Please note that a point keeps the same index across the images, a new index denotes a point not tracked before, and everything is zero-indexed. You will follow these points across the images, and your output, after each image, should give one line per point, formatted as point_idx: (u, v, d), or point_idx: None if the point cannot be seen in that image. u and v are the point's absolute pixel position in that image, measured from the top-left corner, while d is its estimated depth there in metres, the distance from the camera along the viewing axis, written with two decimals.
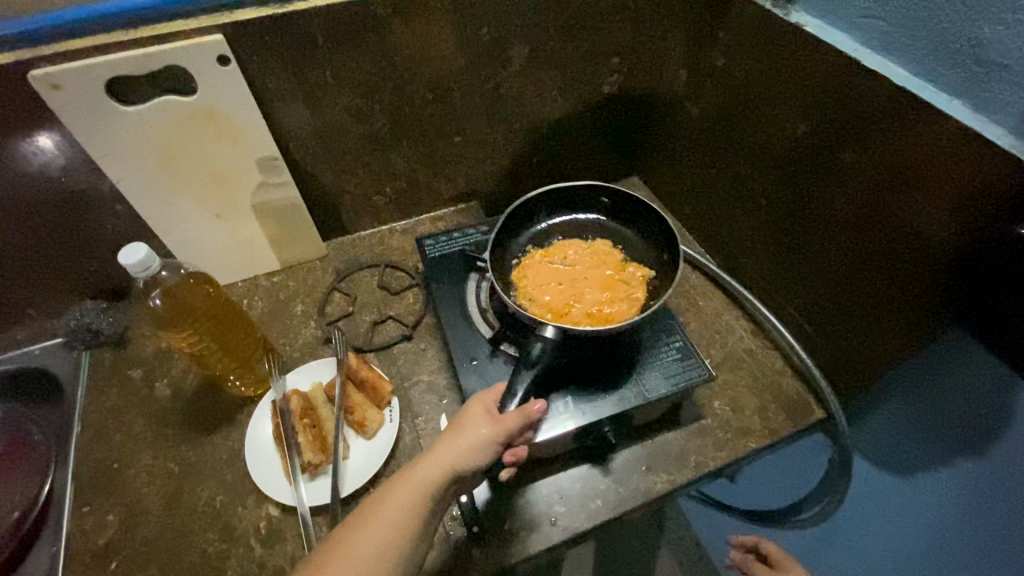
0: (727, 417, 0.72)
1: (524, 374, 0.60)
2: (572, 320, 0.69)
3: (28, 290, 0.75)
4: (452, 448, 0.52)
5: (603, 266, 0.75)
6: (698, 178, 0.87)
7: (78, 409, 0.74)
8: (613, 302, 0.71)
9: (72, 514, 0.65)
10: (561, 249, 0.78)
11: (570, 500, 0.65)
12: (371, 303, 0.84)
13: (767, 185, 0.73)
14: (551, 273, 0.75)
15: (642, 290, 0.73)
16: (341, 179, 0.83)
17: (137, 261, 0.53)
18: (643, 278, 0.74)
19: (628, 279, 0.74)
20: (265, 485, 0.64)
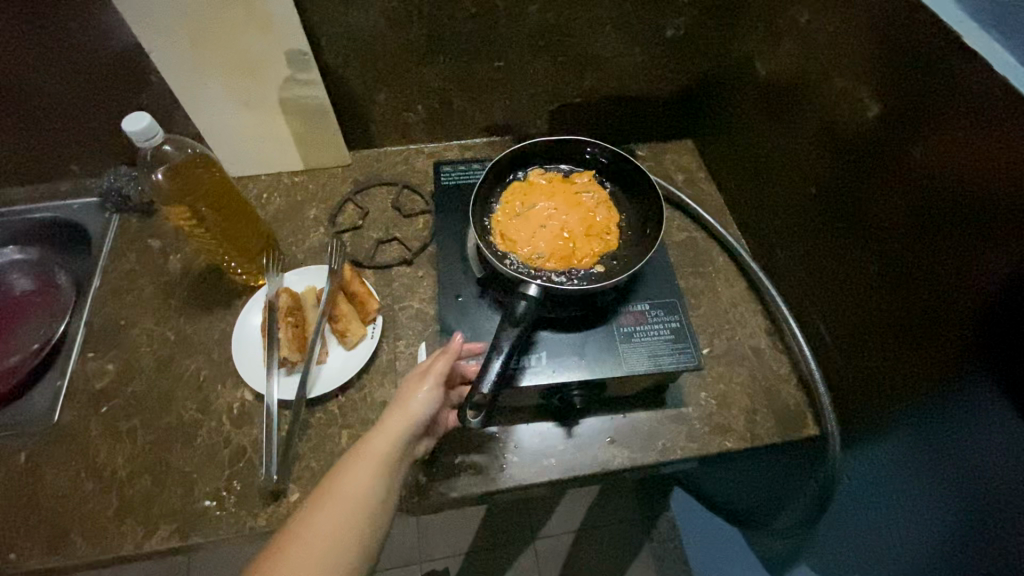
0: (711, 410, 0.68)
1: (507, 330, 0.57)
2: (586, 251, 0.64)
3: (73, 144, 0.81)
4: (408, 414, 0.53)
5: (555, 188, 0.70)
6: (754, 152, 0.78)
7: (99, 265, 0.79)
8: (594, 213, 0.67)
9: (79, 356, 0.71)
10: (509, 203, 0.68)
11: (524, 453, 0.64)
12: (381, 222, 0.84)
13: (822, 176, 0.65)
14: (519, 225, 0.66)
15: (600, 188, 0.70)
16: (371, 88, 0.80)
17: (139, 131, 0.54)
18: (591, 178, 0.71)
19: (583, 188, 0.69)
20: (246, 371, 0.68)
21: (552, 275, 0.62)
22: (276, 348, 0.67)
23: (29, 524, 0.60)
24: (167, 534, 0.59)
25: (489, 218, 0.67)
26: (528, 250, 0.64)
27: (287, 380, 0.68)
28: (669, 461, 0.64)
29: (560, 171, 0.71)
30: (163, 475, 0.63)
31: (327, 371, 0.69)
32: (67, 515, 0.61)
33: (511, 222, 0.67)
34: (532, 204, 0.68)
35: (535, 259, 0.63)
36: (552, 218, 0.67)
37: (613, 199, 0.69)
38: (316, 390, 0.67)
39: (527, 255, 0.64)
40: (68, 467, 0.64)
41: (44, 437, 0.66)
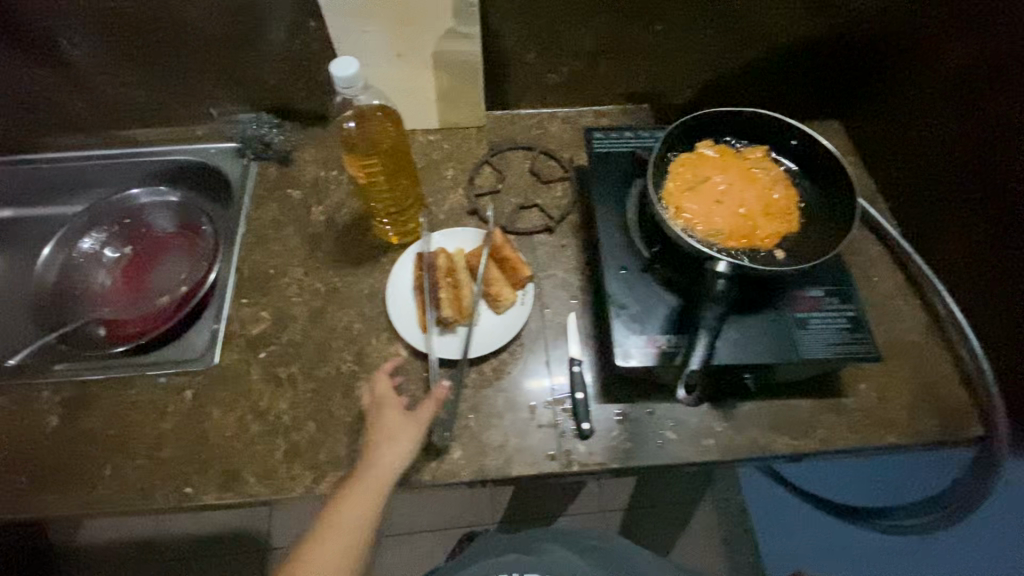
0: (870, 403, 0.66)
1: None
2: (765, 232, 0.62)
3: (217, 87, 0.80)
4: (393, 448, 0.58)
5: (727, 163, 0.67)
6: (912, 131, 0.75)
7: (243, 212, 0.78)
8: (771, 192, 0.65)
9: (233, 302, 0.72)
10: (681, 175, 0.66)
11: (682, 431, 0.64)
12: (519, 187, 0.82)
13: (982, 146, 0.65)
14: (692, 200, 0.64)
15: (775, 166, 0.67)
16: (524, 46, 0.78)
17: (343, 77, 0.52)
18: (764, 154, 0.67)
19: (758, 165, 0.67)
20: (403, 328, 0.68)
21: (736, 254, 0.60)
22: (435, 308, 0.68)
23: (202, 459, 0.62)
24: (335, 480, 0.61)
25: (659, 189, 0.65)
26: (706, 227, 0.62)
27: (444, 340, 0.68)
28: (828, 451, 0.63)
29: (732, 145, 0.68)
30: (325, 423, 0.64)
31: (480, 335, 0.69)
32: (237, 454, 0.62)
33: (685, 195, 0.64)
34: (705, 178, 0.65)
35: (714, 236, 0.61)
36: (727, 194, 0.64)
37: (792, 179, 0.66)
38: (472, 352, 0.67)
39: (705, 231, 0.62)
40: (233, 408, 0.65)
41: (208, 377, 0.67)
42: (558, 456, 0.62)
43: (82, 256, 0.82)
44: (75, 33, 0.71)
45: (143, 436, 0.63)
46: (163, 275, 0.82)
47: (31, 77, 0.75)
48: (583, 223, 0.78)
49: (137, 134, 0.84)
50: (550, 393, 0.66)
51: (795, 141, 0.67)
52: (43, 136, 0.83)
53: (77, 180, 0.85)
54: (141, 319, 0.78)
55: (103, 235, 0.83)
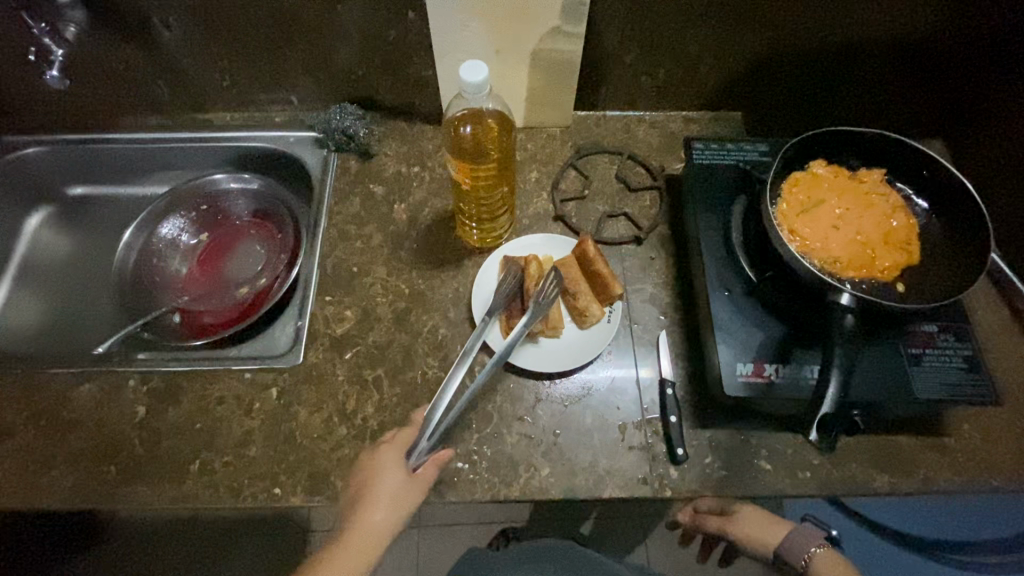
0: (975, 444, 0.63)
1: None
2: (885, 263, 0.59)
3: (302, 75, 0.78)
4: (389, 507, 0.56)
5: (843, 184, 0.64)
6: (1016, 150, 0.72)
7: (325, 206, 0.77)
8: (890, 219, 0.62)
9: (317, 298, 0.70)
10: (795, 196, 0.63)
11: (778, 461, 0.62)
12: (606, 193, 0.79)
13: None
14: (807, 223, 0.61)
15: (893, 192, 0.64)
16: (623, 47, 0.75)
17: (470, 82, 0.52)
18: (882, 178, 0.64)
19: (876, 189, 0.64)
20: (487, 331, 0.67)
21: (854, 285, 0.58)
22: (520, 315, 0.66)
23: (288, 461, 0.61)
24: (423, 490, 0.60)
25: (773, 209, 0.62)
26: (823, 254, 0.60)
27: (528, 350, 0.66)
28: (931, 491, 0.61)
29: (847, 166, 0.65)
30: None
31: (567, 349, 0.67)
32: (324, 457, 0.61)
33: (800, 218, 0.61)
34: (821, 200, 0.63)
35: (831, 263, 0.59)
36: (844, 218, 0.62)
37: (913, 208, 0.64)
38: (561, 366, 0.65)
39: (822, 258, 0.59)
40: (319, 410, 0.64)
41: (293, 375, 0.66)
42: (648, 480, 0.61)
43: (163, 241, 0.83)
44: (170, 14, 0.70)
45: (230, 432, 0.63)
46: (242, 264, 0.82)
47: (122, 58, 0.75)
48: (673, 236, 0.75)
49: (215, 118, 0.83)
50: (640, 413, 0.64)
51: (924, 172, 0.64)
52: (123, 116, 0.82)
53: (151, 162, 0.84)
54: (217, 310, 0.78)
55: (182, 222, 0.84)
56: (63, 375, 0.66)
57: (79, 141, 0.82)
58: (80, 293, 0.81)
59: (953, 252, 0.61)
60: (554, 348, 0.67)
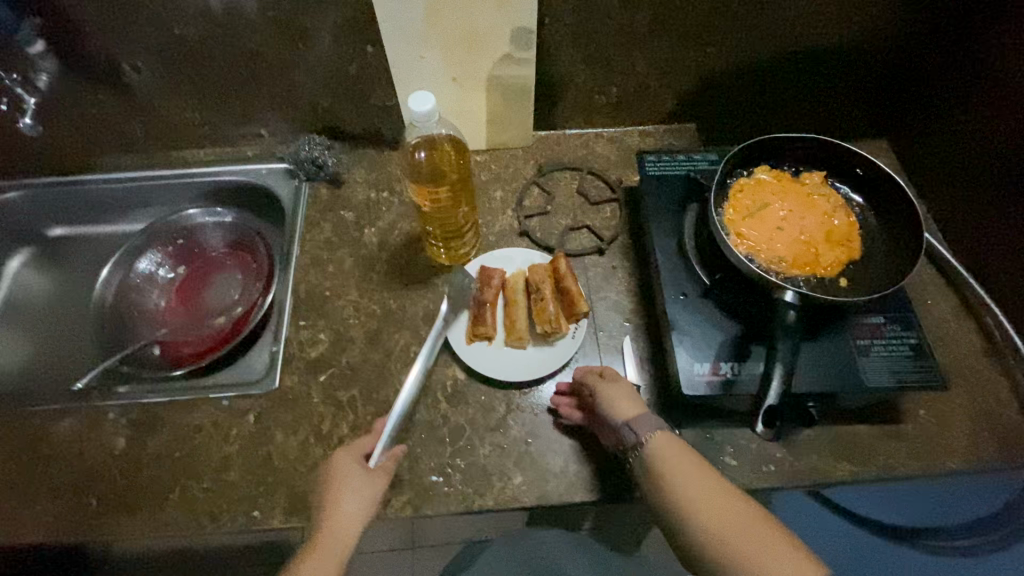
0: (931, 429, 0.66)
1: (784, 342, 0.56)
2: (828, 259, 0.62)
3: (271, 110, 0.82)
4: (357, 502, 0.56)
5: (786, 188, 0.67)
6: (956, 146, 0.76)
7: (297, 233, 0.79)
8: (831, 218, 0.65)
9: (291, 323, 0.73)
10: (740, 202, 0.66)
11: (743, 457, 0.63)
12: (567, 208, 0.82)
13: (1008, 142, 0.68)
14: (752, 226, 0.64)
15: (833, 192, 0.68)
16: (575, 69, 0.79)
17: (419, 111, 0.56)
18: (822, 180, 0.68)
19: (817, 190, 0.67)
20: (460, 345, 0.69)
21: (799, 282, 0.61)
22: (489, 326, 0.69)
23: (266, 483, 0.62)
24: (399, 504, 0.61)
25: (720, 215, 0.65)
26: (769, 255, 0.63)
27: (500, 359, 0.69)
28: (891, 477, 0.63)
29: (788, 171, 0.69)
30: None
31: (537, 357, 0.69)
32: (301, 478, 0.62)
33: (746, 222, 0.65)
34: (765, 204, 0.66)
35: (777, 263, 0.62)
36: (788, 219, 0.65)
37: (853, 207, 0.67)
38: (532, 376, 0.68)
39: (768, 257, 0.62)
40: (295, 432, 0.66)
41: (270, 399, 0.68)
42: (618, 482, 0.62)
43: (140, 277, 0.85)
44: (140, 59, 0.73)
45: (209, 458, 0.64)
46: (218, 294, 0.84)
47: (96, 102, 0.78)
48: (633, 245, 0.78)
49: (188, 155, 0.86)
50: None
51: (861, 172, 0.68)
52: (98, 157, 0.85)
53: (127, 200, 0.87)
54: (194, 340, 0.80)
55: (159, 257, 0.86)
56: (44, 412, 0.68)
57: (56, 183, 0.85)
58: (60, 331, 0.83)
59: (892, 245, 0.64)
60: (523, 357, 0.69)
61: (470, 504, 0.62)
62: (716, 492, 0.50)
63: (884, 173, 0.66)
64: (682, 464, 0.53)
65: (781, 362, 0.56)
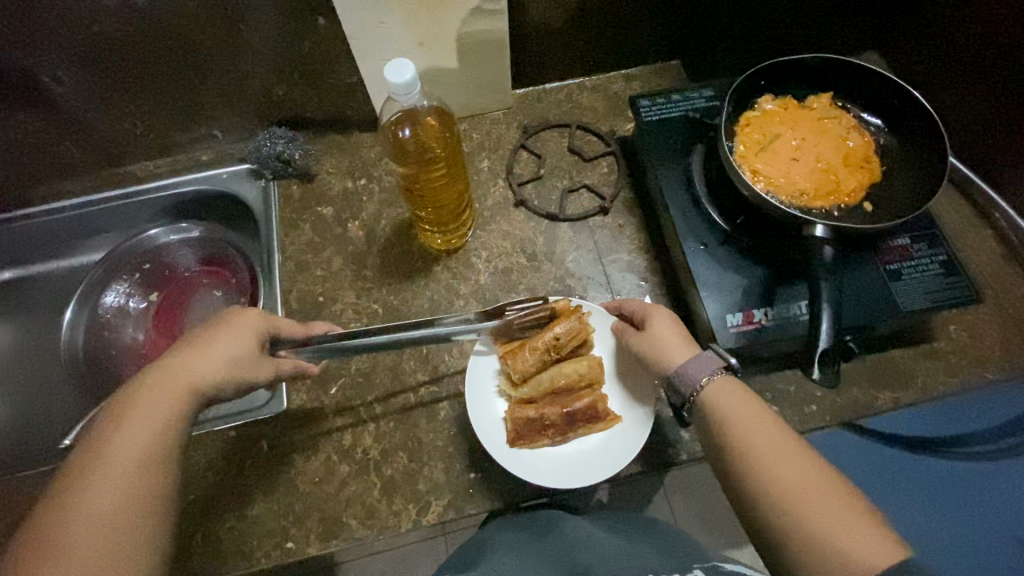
0: (964, 343, 0.65)
1: (824, 284, 0.53)
2: (849, 185, 0.59)
3: (221, 106, 0.73)
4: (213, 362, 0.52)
5: (794, 115, 0.63)
6: (951, 48, 0.73)
7: (274, 238, 0.73)
8: (845, 142, 0.62)
9: None
10: (750, 136, 0.62)
11: (784, 401, 0.61)
12: (562, 169, 0.76)
13: (1016, 35, 0.65)
14: (768, 161, 0.60)
15: (843, 113, 0.64)
16: (550, 16, 0.72)
17: (398, 82, 0.50)
18: (830, 102, 0.64)
19: (827, 114, 0.63)
20: (615, 461, 0.56)
21: (824, 214, 0.58)
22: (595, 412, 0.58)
23: (296, 511, 0.58)
24: (442, 509, 0.58)
25: (732, 153, 0.61)
26: (789, 189, 0.59)
27: (619, 399, 0.60)
28: (932, 397, 0.62)
29: (793, 97, 0.65)
30: (416, 452, 0.61)
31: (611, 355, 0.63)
32: (332, 499, 0.58)
33: (760, 156, 0.60)
34: (776, 135, 0.62)
35: (799, 196, 0.58)
36: (802, 148, 0.61)
37: (864, 126, 0.64)
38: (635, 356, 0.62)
39: (788, 192, 0.59)
40: (316, 453, 0.61)
41: (281, 422, 0.63)
42: (661, 448, 0.60)
43: (109, 311, 0.78)
44: (58, 67, 0.64)
45: (228, 495, 0.59)
46: (200, 317, 0.78)
47: (18, 124, 0.68)
48: (636, 199, 0.74)
49: (138, 170, 0.78)
50: None
51: (870, 89, 0.64)
52: (35, 187, 0.76)
53: (78, 230, 0.78)
54: None
55: (127, 287, 0.79)
56: (36, 475, 0.62)
57: None
58: (33, 385, 0.76)
59: (909, 162, 0.61)
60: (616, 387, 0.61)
61: (514, 496, 0.59)
62: (799, 470, 0.43)
63: (896, 86, 0.62)
64: (744, 412, 0.48)
65: (821, 302, 0.53)
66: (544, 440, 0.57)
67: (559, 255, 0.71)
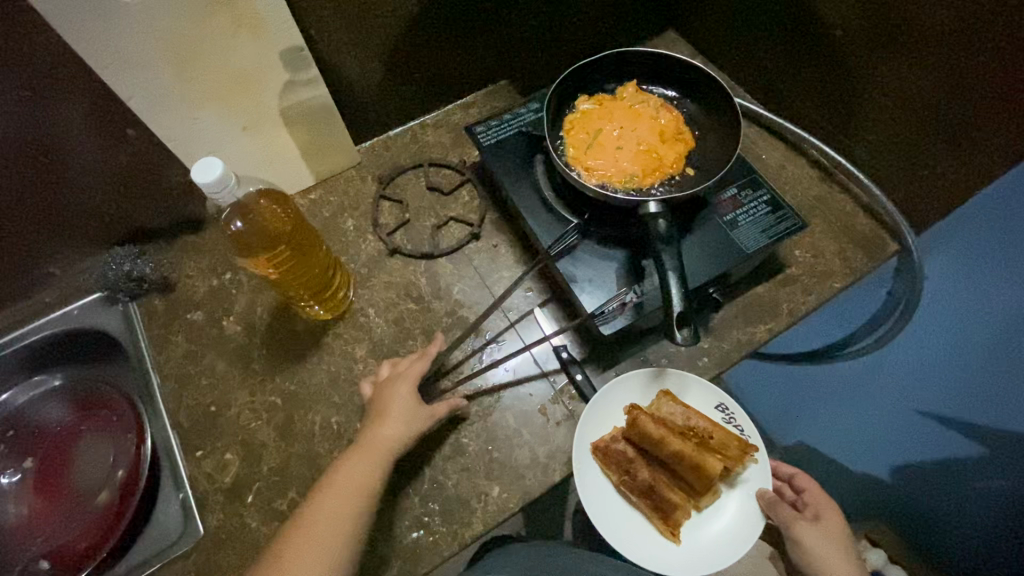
0: (811, 263, 0.73)
1: (668, 252, 0.58)
2: (670, 158, 0.65)
3: (48, 243, 0.68)
4: None
5: (609, 108, 0.69)
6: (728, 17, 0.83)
7: (147, 360, 0.69)
8: (657, 121, 0.68)
9: (188, 460, 0.63)
10: (576, 138, 0.67)
11: (679, 361, 0.67)
12: (425, 208, 0.78)
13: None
14: (594, 155, 0.65)
15: (650, 95, 0.70)
16: (368, 70, 0.73)
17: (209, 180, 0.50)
18: (635, 89, 0.70)
19: (636, 100, 0.69)
20: (640, 554, 0.59)
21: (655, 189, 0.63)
22: (670, 512, 0.59)
23: None
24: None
25: (564, 158, 0.65)
26: (621, 175, 0.64)
27: (703, 534, 0.60)
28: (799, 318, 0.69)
29: (604, 92, 0.71)
30: None
31: (734, 505, 0.61)
32: None
33: (589, 154, 0.66)
34: (598, 130, 0.67)
35: (631, 180, 0.63)
36: (623, 136, 0.66)
37: (670, 101, 0.70)
38: (755, 530, 0.59)
39: (622, 178, 0.64)
40: (247, 568, 0.58)
41: (201, 551, 0.59)
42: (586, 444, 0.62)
43: None
44: None
45: None
46: (89, 468, 0.71)
47: None
48: (503, 218, 0.77)
49: None
50: (550, 387, 0.66)
51: (666, 69, 0.71)
52: None
53: None
54: (83, 533, 0.67)
55: None
56: None
57: None
58: None
59: (714, 123, 0.68)
60: (710, 531, 0.60)
61: (462, 539, 0.58)
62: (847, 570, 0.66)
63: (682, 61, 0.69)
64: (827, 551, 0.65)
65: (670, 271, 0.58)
66: (613, 476, 0.61)
67: (445, 290, 0.72)
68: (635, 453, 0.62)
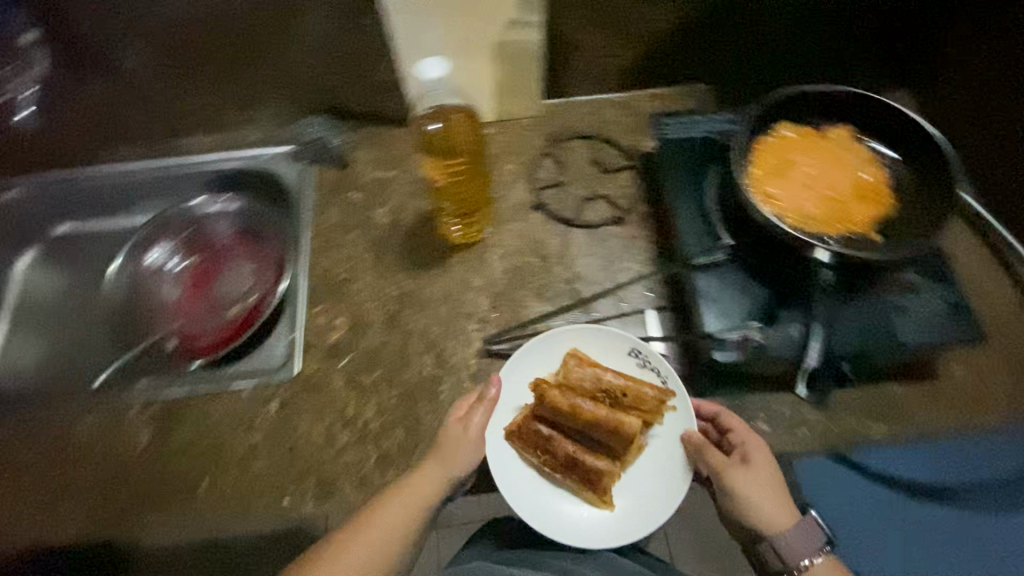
0: (967, 385, 0.64)
1: None
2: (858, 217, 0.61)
3: (270, 89, 0.79)
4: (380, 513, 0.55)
5: (812, 144, 0.65)
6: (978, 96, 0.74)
7: (305, 216, 0.78)
8: (858, 176, 0.63)
9: (308, 310, 0.71)
10: (766, 160, 0.64)
11: (776, 420, 0.62)
12: (582, 177, 0.79)
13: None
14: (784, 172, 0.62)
15: (860, 147, 0.65)
16: (584, 30, 0.76)
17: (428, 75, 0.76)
18: (848, 135, 0.66)
19: (845, 147, 0.65)
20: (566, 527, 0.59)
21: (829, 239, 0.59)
22: (596, 481, 0.58)
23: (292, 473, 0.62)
24: None
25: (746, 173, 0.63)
26: (798, 213, 0.61)
27: (642, 503, 0.59)
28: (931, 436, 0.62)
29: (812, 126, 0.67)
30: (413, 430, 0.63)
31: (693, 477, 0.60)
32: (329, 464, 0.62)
33: (772, 179, 0.63)
34: (791, 161, 0.64)
35: (808, 221, 0.60)
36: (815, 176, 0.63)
37: (879, 159, 0.65)
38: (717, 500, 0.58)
39: (797, 216, 0.60)
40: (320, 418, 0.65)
41: (291, 387, 0.67)
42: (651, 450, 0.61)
43: (150, 268, 0.84)
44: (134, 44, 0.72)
45: (235, 448, 0.64)
46: (229, 284, 0.83)
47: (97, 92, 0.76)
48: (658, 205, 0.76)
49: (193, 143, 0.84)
50: None
51: (890, 126, 0.65)
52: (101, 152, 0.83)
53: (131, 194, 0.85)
54: (213, 331, 0.79)
55: (169, 248, 0.85)
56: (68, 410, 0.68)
57: (61, 177, 0.84)
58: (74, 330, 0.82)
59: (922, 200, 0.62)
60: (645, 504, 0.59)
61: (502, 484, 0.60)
62: None
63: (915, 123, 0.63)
64: None
65: None
66: (533, 456, 0.60)
67: (572, 258, 0.74)
68: (552, 430, 0.61)
